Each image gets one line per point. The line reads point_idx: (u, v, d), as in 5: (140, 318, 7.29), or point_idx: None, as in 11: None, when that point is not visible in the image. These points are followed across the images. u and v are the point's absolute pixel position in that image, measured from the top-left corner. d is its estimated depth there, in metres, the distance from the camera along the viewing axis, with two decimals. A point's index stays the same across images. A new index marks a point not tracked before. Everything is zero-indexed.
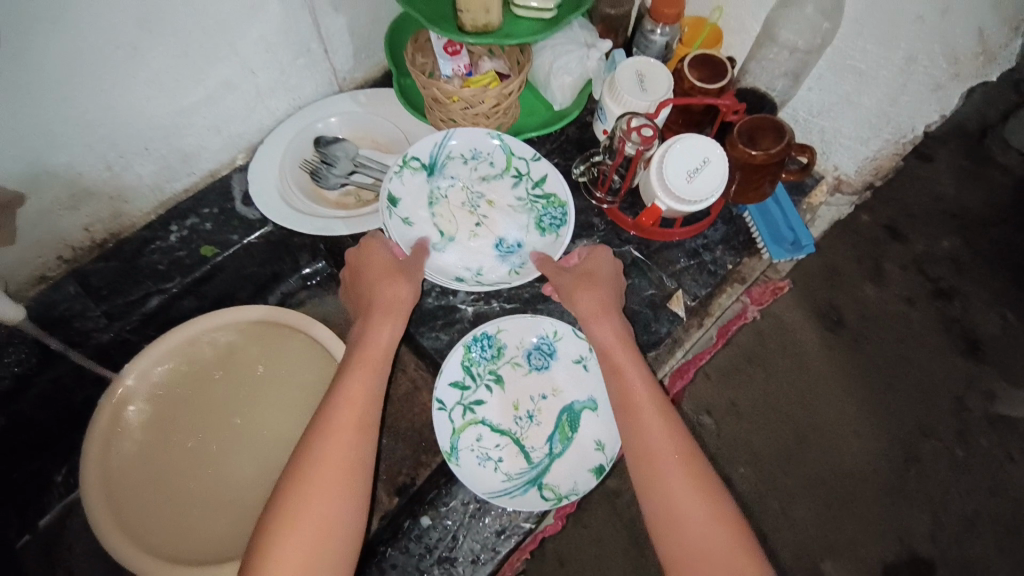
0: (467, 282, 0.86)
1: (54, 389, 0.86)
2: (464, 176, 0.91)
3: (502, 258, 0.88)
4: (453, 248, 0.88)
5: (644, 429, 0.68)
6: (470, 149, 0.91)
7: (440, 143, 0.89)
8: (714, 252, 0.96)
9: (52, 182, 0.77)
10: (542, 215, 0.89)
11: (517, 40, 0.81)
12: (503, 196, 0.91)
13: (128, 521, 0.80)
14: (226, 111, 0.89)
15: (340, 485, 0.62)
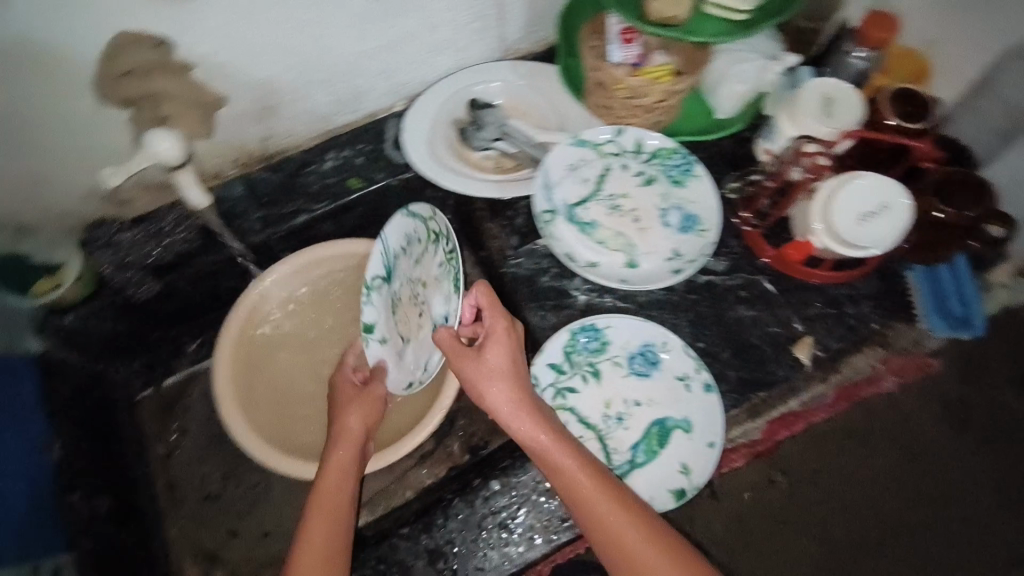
0: (416, 385, 0.79)
1: (207, 271, 0.96)
2: (408, 270, 0.77)
3: (447, 357, 0.80)
4: (410, 351, 0.78)
5: (624, 549, 0.61)
6: (406, 238, 0.75)
7: (387, 250, 0.72)
8: (859, 306, 0.89)
9: (243, 94, 0.83)
10: (469, 281, 0.77)
11: (701, 37, 0.74)
12: (445, 277, 0.78)
13: (243, 399, 0.88)
14: (401, 58, 0.92)
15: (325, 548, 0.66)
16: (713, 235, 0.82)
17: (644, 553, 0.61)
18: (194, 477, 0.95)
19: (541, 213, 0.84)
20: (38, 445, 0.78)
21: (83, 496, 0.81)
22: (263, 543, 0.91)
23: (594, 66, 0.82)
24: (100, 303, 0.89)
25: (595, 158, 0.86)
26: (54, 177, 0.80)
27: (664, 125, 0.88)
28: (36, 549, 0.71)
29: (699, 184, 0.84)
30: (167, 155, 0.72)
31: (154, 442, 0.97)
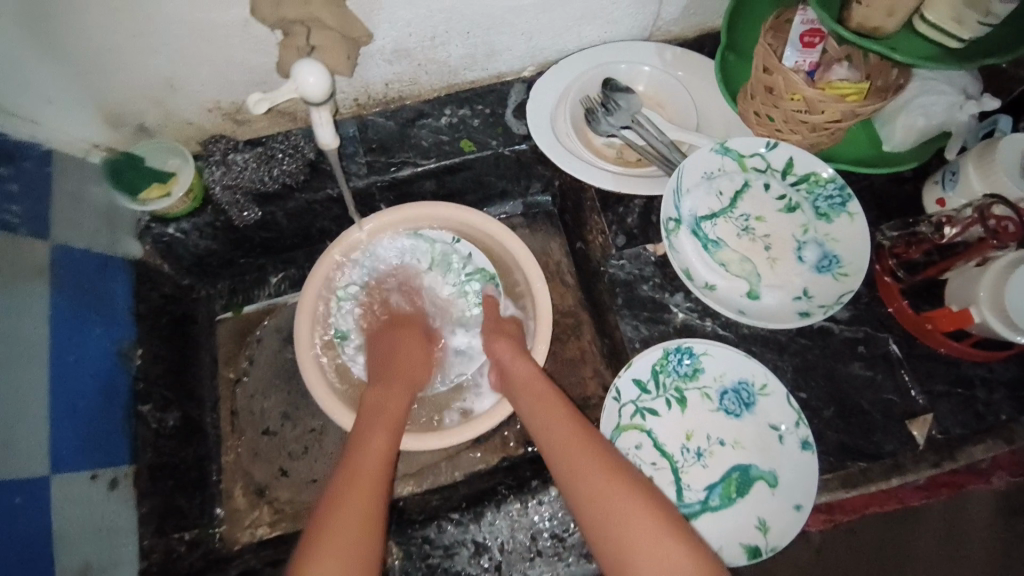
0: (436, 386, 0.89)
1: (305, 208, 0.94)
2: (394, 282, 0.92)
3: (459, 348, 0.91)
4: None
5: (586, 479, 0.65)
6: (392, 254, 0.91)
7: (365, 257, 0.91)
8: (991, 393, 0.79)
9: (386, 34, 0.79)
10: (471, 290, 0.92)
11: (905, 56, 0.66)
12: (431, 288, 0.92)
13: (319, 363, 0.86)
14: (549, 22, 0.86)
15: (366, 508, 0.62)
16: (855, 282, 0.74)
17: (600, 478, 0.64)
18: (254, 410, 0.96)
19: (668, 219, 0.78)
20: (121, 351, 0.81)
21: (154, 408, 0.83)
22: (310, 489, 0.92)
23: (767, 66, 0.72)
24: (202, 218, 0.89)
25: (736, 170, 0.80)
26: (183, 87, 0.79)
27: (822, 148, 0.80)
28: (101, 458, 0.75)
29: (848, 224, 0.77)
30: (312, 92, 0.63)
31: (225, 365, 0.98)
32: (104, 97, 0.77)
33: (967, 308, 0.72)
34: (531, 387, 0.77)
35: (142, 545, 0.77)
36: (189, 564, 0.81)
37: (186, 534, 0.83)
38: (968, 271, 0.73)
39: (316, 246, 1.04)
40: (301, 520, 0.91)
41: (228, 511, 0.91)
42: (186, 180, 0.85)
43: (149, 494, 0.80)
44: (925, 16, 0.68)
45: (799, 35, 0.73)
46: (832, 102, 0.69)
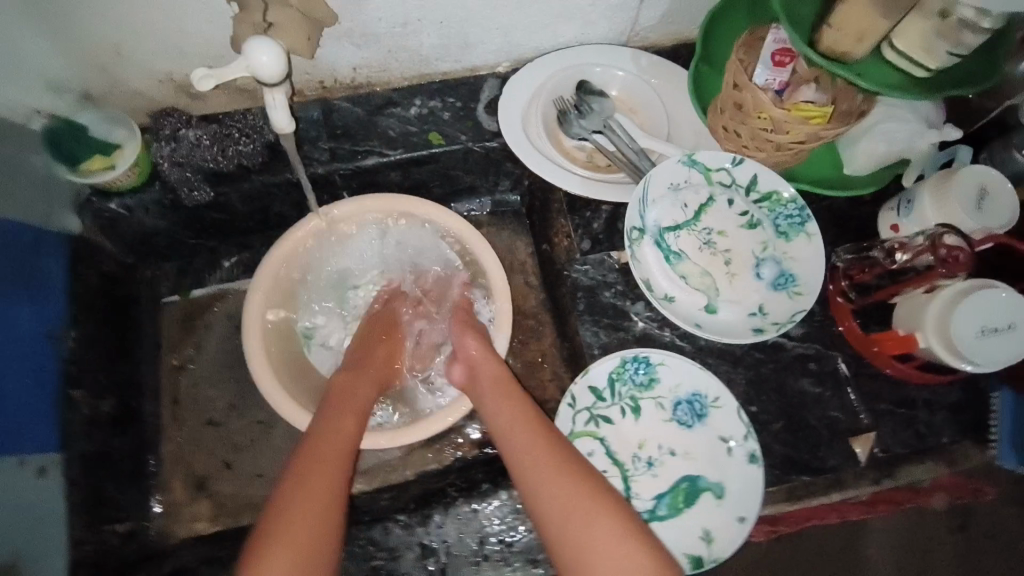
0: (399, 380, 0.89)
1: (262, 191, 0.90)
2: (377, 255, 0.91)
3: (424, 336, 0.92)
4: None
5: (547, 488, 0.64)
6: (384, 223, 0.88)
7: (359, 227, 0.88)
8: (932, 414, 0.82)
9: (355, 17, 0.76)
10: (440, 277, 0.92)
11: (871, 83, 0.68)
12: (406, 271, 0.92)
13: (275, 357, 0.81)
14: (525, 19, 0.84)
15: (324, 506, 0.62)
16: (808, 301, 0.76)
17: (561, 483, 0.64)
18: (199, 398, 0.92)
19: (632, 228, 0.78)
20: (51, 333, 0.76)
21: (87, 395, 0.79)
22: (255, 482, 0.89)
23: (737, 83, 0.72)
24: (149, 195, 0.84)
25: (702, 183, 0.80)
26: (131, 56, 0.74)
27: (785, 166, 0.81)
28: (26, 444, 0.69)
29: (806, 244, 0.78)
30: (265, 73, 0.60)
31: (168, 351, 0.94)
32: (44, 60, 0.72)
33: (913, 333, 0.75)
34: (498, 385, 0.76)
35: (71, 536, 0.72)
36: (122, 556, 0.77)
37: (120, 526, 0.80)
38: (918, 298, 0.76)
39: (274, 231, 1.00)
40: (242, 516, 0.87)
41: (166, 504, 0.87)
42: (131, 153, 0.80)
43: (79, 484, 0.75)
44: (893, 45, 0.70)
45: (771, 53, 0.76)
46: (797, 123, 0.70)
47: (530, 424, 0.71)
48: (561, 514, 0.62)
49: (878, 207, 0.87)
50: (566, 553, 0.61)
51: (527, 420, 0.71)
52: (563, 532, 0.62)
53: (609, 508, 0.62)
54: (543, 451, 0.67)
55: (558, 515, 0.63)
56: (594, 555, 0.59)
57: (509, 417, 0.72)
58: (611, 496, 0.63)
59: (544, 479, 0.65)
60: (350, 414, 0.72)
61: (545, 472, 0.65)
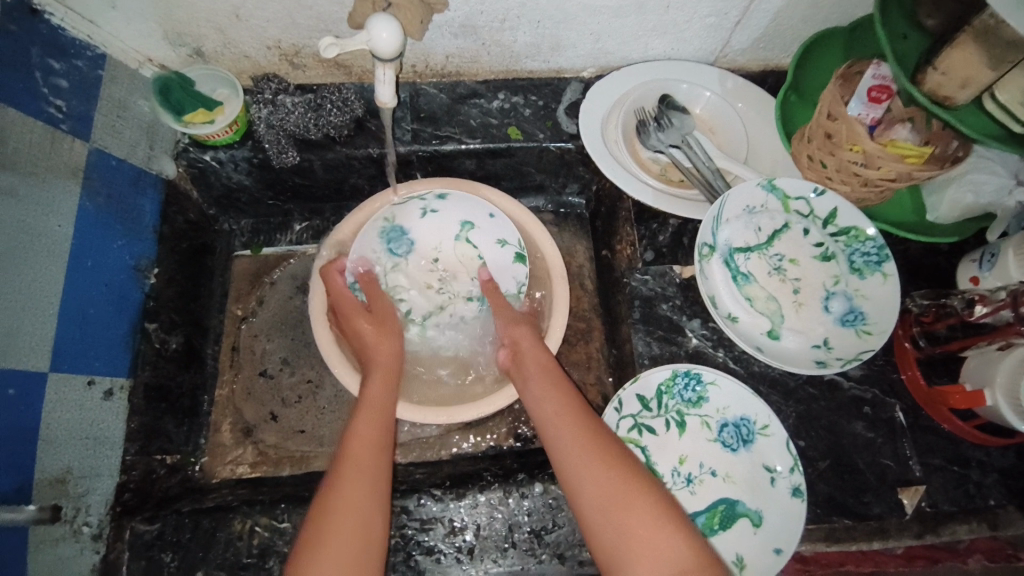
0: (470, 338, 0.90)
1: (343, 162, 0.93)
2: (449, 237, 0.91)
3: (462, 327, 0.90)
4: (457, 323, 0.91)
5: (584, 476, 0.66)
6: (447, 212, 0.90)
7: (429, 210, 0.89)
8: (984, 475, 0.79)
9: (459, 7, 0.79)
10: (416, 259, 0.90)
11: (971, 130, 0.66)
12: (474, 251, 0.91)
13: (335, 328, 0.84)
14: (620, 28, 0.86)
15: (363, 500, 0.64)
16: (876, 341, 0.74)
17: (601, 469, 0.65)
18: (254, 351, 0.96)
19: (703, 244, 0.78)
20: (139, 266, 0.81)
21: (160, 329, 0.83)
22: (296, 439, 0.92)
23: (832, 112, 0.72)
24: (240, 152, 0.88)
25: (778, 210, 0.80)
26: (247, 21, 0.79)
27: (868, 204, 0.80)
28: (101, 365, 0.74)
29: (880, 284, 0.77)
30: (383, 47, 0.63)
31: (233, 301, 0.98)
32: (169, 15, 0.77)
33: (982, 389, 0.73)
34: (545, 371, 0.77)
35: (123, 460, 0.76)
36: (166, 488, 0.81)
37: (168, 458, 0.83)
38: (989, 353, 0.74)
39: (346, 202, 1.03)
40: (282, 470, 0.91)
41: (212, 445, 0.91)
42: (233, 111, 0.84)
43: (141, 412, 0.79)
44: (996, 95, 0.68)
45: (868, 87, 0.75)
46: (892, 159, 0.69)
47: (570, 413, 0.72)
48: (597, 500, 0.64)
49: (955, 259, 0.85)
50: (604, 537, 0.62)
51: (567, 407, 0.73)
52: (602, 518, 0.63)
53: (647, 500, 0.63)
54: (587, 442, 0.68)
55: (596, 506, 0.64)
56: (636, 539, 0.60)
57: (553, 407, 0.73)
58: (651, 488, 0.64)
59: (582, 468, 0.66)
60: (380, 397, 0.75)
61: (580, 461, 0.66)
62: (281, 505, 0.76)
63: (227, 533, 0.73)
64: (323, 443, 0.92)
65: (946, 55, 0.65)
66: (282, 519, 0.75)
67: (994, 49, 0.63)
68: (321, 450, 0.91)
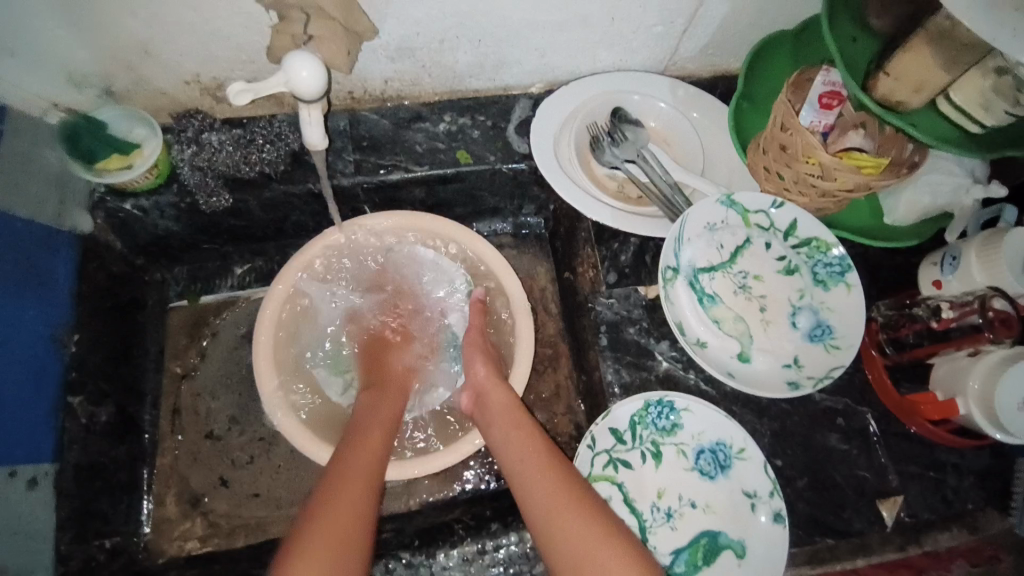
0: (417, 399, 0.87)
1: (281, 199, 0.86)
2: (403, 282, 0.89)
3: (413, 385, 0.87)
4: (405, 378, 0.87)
5: (557, 529, 0.62)
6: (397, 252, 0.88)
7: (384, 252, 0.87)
8: (960, 478, 0.78)
9: (392, 30, 0.74)
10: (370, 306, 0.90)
11: (925, 136, 0.65)
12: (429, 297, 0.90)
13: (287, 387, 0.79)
14: (565, 42, 0.82)
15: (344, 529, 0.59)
16: (846, 355, 0.72)
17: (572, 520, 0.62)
18: (200, 409, 0.89)
19: (666, 267, 0.75)
20: (55, 336, 0.73)
21: (85, 402, 0.75)
22: (251, 504, 0.85)
23: (785, 123, 0.69)
24: (165, 197, 0.81)
25: (738, 225, 0.78)
26: (160, 55, 0.72)
27: (827, 212, 0.78)
28: (21, 453, 0.67)
29: (846, 295, 0.75)
30: (305, 90, 0.58)
31: (172, 358, 0.91)
32: (69, 53, 0.69)
33: (953, 398, 0.72)
34: (506, 415, 0.74)
35: (56, 551, 0.69)
36: (110, 575, 0.73)
37: (107, 541, 0.76)
38: (959, 360, 0.72)
39: (289, 240, 0.97)
40: (239, 537, 0.84)
41: (157, 519, 0.84)
42: (152, 154, 0.77)
43: (71, 496, 0.72)
44: (951, 97, 0.67)
45: (818, 95, 0.74)
46: (847, 170, 0.67)
47: (539, 457, 0.68)
48: (568, 557, 0.60)
49: (917, 259, 0.84)
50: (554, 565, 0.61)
51: (531, 444, 0.70)
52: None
53: (621, 550, 0.59)
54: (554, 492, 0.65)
55: (572, 565, 0.60)
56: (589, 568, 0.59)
57: (517, 455, 0.70)
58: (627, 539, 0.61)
59: (551, 522, 0.63)
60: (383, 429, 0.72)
61: (552, 517, 0.63)
62: None
63: None
64: (281, 504, 0.86)
65: (899, 59, 0.64)
66: None
67: (947, 52, 0.61)
68: (279, 513, 0.85)
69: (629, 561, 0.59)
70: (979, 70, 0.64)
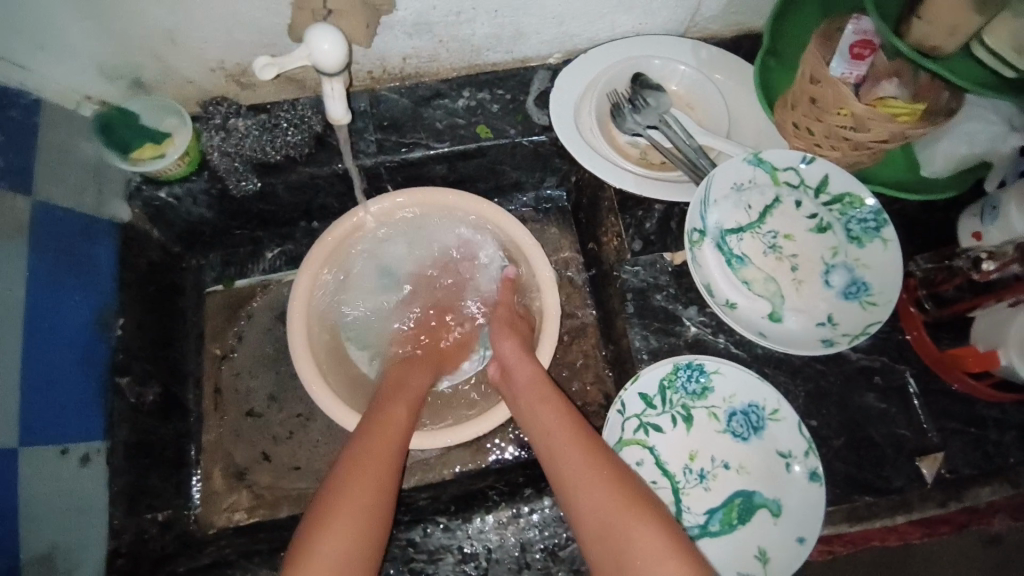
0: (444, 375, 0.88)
1: (307, 182, 0.88)
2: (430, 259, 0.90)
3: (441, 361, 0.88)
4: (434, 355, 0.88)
5: (584, 495, 0.63)
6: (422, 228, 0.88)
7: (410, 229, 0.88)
8: (1002, 434, 0.76)
9: (408, 5, 0.74)
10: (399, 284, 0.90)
11: (964, 80, 0.62)
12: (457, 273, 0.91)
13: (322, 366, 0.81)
14: (582, 8, 0.81)
15: (369, 489, 0.61)
16: (883, 311, 0.71)
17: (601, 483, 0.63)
18: (240, 389, 0.92)
19: (692, 230, 0.74)
20: (101, 319, 0.76)
21: (133, 382, 0.79)
22: (293, 476, 0.88)
23: (815, 76, 0.67)
24: (197, 184, 0.83)
25: (766, 183, 0.76)
26: (184, 43, 0.73)
27: (859, 166, 0.76)
28: (74, 431, 0.70)
29: (882, 250, 0.73)
30: (325, 60, 0.59)
31: (211, 340, 0.94)
32: (99, 46, 0.71)
33: (995, 350, 0.70)
34: (535, 386, 0.75)
35: (112, 524, 0.73)
36: (160, 546, 0.77)
37: (161, 515, 0.80)
38: (999, 312, 0.71)
39: (317, 223, 0.99)
40: (283, 509, 0.87)
41: (206, 492, 0.87)
42: (183, 142, 0.79)
43: (124, 471, 0.75)
44: (985, 40, 0.64)
45: (850, 44, 0.70)
46: (882, 121, 0.65)
47: (567, 424, 0.69)
48: (594, 519, 0.61)
49: (954, 212, 0.81)
50: (606, 562, 0.59)
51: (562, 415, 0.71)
52: (605, 542, 0.60)
53: (649, 515, 0.60)
54: (588, 456, 0.65)
55: (602, 529, 0.60)
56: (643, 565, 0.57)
57: (549, 423, 0.71)
58: (654, 505, 0.61)
59: (582, 485, 0.63)
60: (406, 402, 0.72)
61: (582, 481, 0.63)
62: (281, 552, 0.73)
63: None
64: (320, 477, 0.89)
65: (931, 3, 0.61)
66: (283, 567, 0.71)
67: None
68: (319, 484, 0.88)
69: (657, 525, 0.59)
70: (1016, 9, 0.61)
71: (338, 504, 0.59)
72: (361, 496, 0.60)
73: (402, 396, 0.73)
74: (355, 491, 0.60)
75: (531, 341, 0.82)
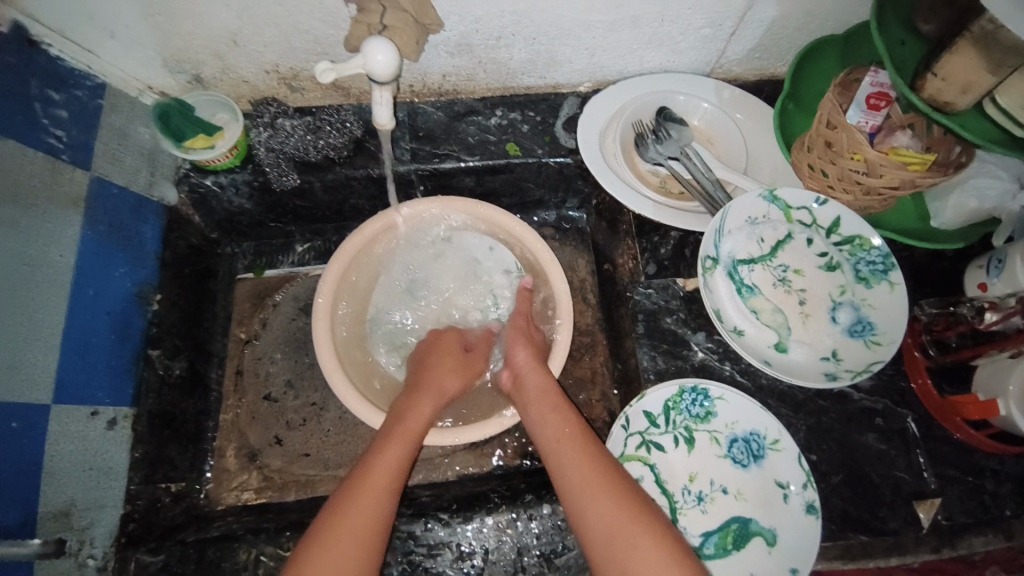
0: None
1: (343, 183, 0.93)
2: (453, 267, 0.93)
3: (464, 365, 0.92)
4: None
5: (586, 501, 0.67)
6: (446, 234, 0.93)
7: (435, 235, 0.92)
8: (999, 484, 0.77)
9: (454, 27, 0.79)
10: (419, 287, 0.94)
11: (973, 136, 0.65)
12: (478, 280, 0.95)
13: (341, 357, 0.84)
14: (615, 43, 0.86)
15: (373, 499, 0.65)
16: (886, 352, 0.73)
17: (601, 491, 0.67)
18: (258, 374, 0.96)
19: (706, 258, 0.78)
20: (140, 293, 0.81)
21: (163, 355, 0.83)
22: (301, 463, 0.91)
23: (831, 121, 0.71)
24: (240, 176, 0.89)
25: (781, 220, 0.79)
26: (245, 46, 0.79)
27: (871, 211, 0.79)
28: (103, 396, 0.74)
29: (888, 293, 0.75)
30: (379, 70, 0.64)
31: (236, 325, 0.98)
32: (169, 43, 0.77)
33: (994, 399, 0.72)
34: (544, 395, 0.78)
35: (128, 490, 0.76)
36: (170, 517, 0.79)
37: (173, 487, 0.83)
38: (1001, 361, 0.73)
39: (347, 222, 1.03)
40: (287, 494, 0.90)
41: (217, 471, 0.90)
42: (233, 135, 0.85)
43: (143, 441, 0.79)
44: (998, 100, 0.67)
45: (867, 95, 0.75)
46: (894, 167, 0.68)
47: (572, 435, 0.73)
48: (596, 523, 0.65)
49: (961, 264, 0.84)
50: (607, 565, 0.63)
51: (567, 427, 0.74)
52: (606, 548, 0.63)
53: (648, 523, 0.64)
54: (591, 466, 0.69)
55: (603, 537, 0.64)
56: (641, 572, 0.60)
57: (555, 430, 0.74)
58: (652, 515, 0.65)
59: (583, 492, 0.67)
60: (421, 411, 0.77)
61: (584, 491, 0.67)
62: (287, 532, 0.75)
63: (232, 561, 0.73)
64: (328, 466, 0.91)
65: (945, 61, 0.65)
66: (287, 547, 0.74)
67: (993, 54, 0.62)
68: (326, 474, 0.91)
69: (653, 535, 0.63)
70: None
71: (346, 511, 0.64)
72: (364, 504, 0.65)
73: (424, 395, 0.78)
74: (361, 498, 0.65)
75: (543, 350, 0.85)
